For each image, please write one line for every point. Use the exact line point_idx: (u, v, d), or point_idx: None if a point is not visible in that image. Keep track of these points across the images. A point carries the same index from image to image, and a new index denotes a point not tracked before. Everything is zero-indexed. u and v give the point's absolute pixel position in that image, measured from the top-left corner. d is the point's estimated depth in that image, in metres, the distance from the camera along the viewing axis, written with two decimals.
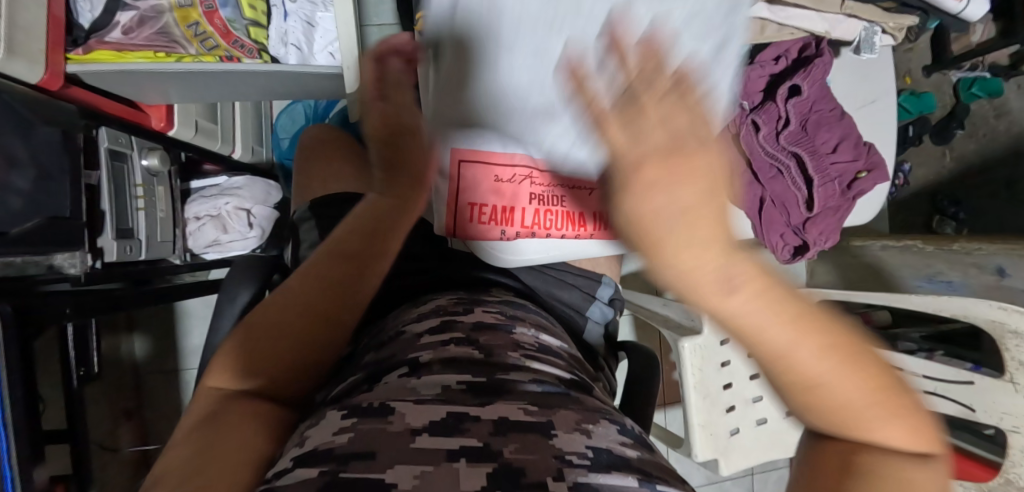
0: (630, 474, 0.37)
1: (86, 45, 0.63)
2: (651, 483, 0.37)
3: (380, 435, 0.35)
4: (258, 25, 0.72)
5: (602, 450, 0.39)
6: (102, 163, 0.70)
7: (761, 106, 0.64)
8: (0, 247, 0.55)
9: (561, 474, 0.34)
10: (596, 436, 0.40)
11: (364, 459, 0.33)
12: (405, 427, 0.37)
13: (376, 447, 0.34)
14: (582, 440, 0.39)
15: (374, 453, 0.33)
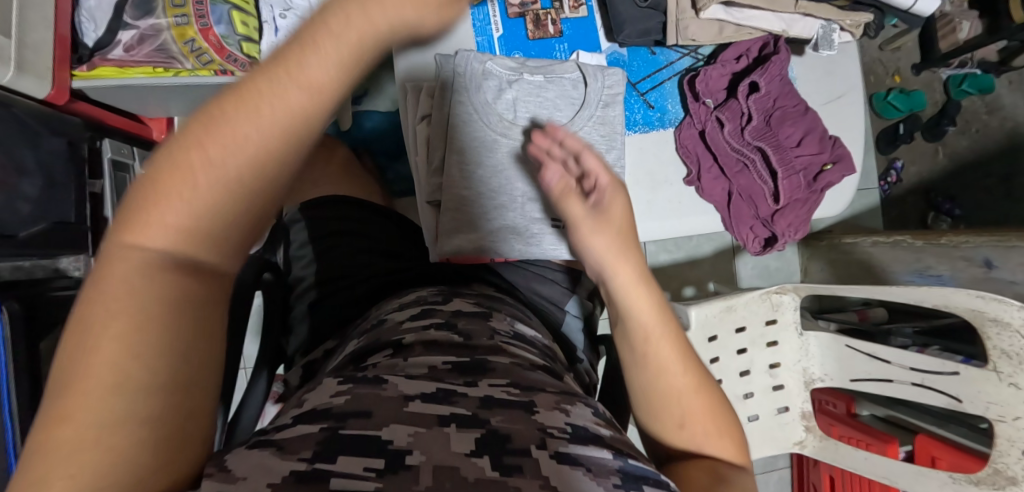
0: (605, 447, 0.39)
1: (90, 62, 0.68)
2: (622, 455, 0.39)
3: (376, 398, 0.39)
4: (249, 40, 0.75)
5: (581, 427, 0.40)
6: (105, 173, 0.73)
7: (725, 103, 0.68)
8: (9, 249, 0.59)
9: (543, 443, 0.36)
10: (574, 415, 0.42)
11: (360, 417, 0.36)
12: (399, 392, 0.40)
13: (372, 407, 0.37)
14: (561, 418, 0.41)
15: (370, 412, 0.36)
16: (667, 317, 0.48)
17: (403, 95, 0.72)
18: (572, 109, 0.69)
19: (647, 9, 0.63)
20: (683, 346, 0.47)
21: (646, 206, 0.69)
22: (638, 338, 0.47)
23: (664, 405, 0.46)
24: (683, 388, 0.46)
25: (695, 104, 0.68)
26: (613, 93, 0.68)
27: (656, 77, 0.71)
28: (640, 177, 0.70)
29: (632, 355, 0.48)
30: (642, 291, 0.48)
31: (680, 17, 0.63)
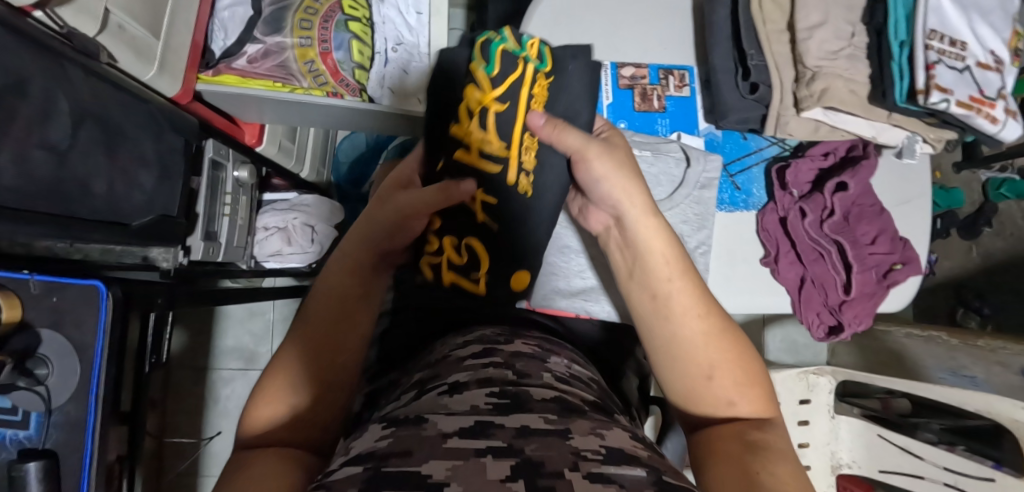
0: (641, 467, 0.32)
1: (215, 68, 0.73)
2: (659, 474, 0.31)
3: (416, 438, 0.32)
4: (362, 68, 0.79)
5: (619, 450, 0.33)
6: (204, 170, 0.77)
7: (808, 196, 0.69)
8: (123, 237, 0.61)
9: (576, 466, 0.29)
10: (610, 438, 0.36)
11: (401, 456, 0.29)
12: (439, 432, 0.33)
13: (412, 447, 0.30)
14: (596, 441, 0.34)
15: (410, 452, 0.30)
16: (705, 291, 0.49)
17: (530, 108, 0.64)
18: (690, 168, 0.64)
19: (751, 102, 0.65)
20: (730, 337, 0.48)
21: (742, 285, 0.69)
22: (664, 350, 0.48)
23: (706, 381, 0.47)
24: (726, 362, 0.47)
25: (781, 192, 0.68)
26: (710, 177, 0.65)
27: (745, 161, 0.71)
28: (733, 252, 0.69)
29: (672, 334, 0.48)
30: (683, 279, 0.49)
31: (782, 112, 0.64)
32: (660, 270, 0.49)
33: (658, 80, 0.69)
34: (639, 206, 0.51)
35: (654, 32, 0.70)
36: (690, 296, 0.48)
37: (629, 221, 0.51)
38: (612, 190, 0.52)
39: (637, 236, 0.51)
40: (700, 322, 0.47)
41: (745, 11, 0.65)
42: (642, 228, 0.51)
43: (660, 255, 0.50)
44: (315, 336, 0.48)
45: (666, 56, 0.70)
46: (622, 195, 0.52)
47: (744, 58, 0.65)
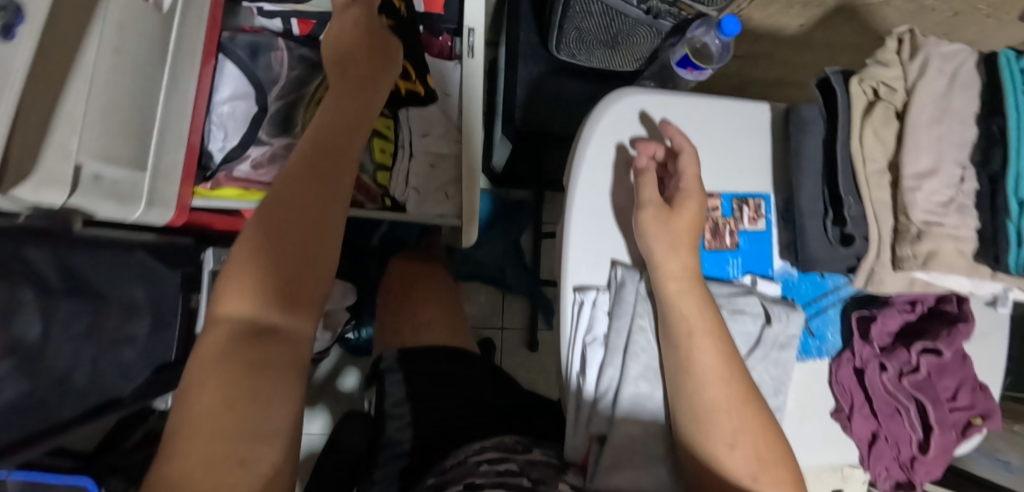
0: None
1: (214, 179, 0.62)
2: None
3: None
4: (384, 168, 0.70)
5: None
6: (205, 285, 0.67)
7: (891, 348, 0.62)
8: (113, 412, 0.52)
9: None
10: None
11: None
12: None
13: None
14: None
15: None
16: (731, 352, 0.51)
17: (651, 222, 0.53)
18: (771, 326, 0.57)
19: (843, 252, 0.57)
20: (753, 409, 0.50)
21: (811, 439, 0.63)
22: (686, 401, 0.50)
23: (729, 448, 0.48)
24: (749, 431, 0.48)
25: (861, 343, 0.61)
26: (789, 334, 0.58)
27: (820, 302, 0.63)
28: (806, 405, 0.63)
29: (701, 389, 0.49)
30: (708, 335, 0.50)
31: (876, 267, 0.56)
32: (688, 314, 0.51)
33: (731, 212, 0.60)
34: (674, 258, 0.52)
35: (728, 154, 0.61)
36: (713, 342, 0.50)
37: (664, 266, 0.52)
38: (650, 245, 0.53)
39: (668, 280, 0.52)
40: (720, 367, 0.50)
41: (844, 147, 0.55)
42: (668, 272, 0.52)
43: (684, 298, 0.52)
44: (287, 268, 0.39)
45: (742, 182, 0.61)
46: (660, 249, 0.52)
47: (840, 205, 0.56)
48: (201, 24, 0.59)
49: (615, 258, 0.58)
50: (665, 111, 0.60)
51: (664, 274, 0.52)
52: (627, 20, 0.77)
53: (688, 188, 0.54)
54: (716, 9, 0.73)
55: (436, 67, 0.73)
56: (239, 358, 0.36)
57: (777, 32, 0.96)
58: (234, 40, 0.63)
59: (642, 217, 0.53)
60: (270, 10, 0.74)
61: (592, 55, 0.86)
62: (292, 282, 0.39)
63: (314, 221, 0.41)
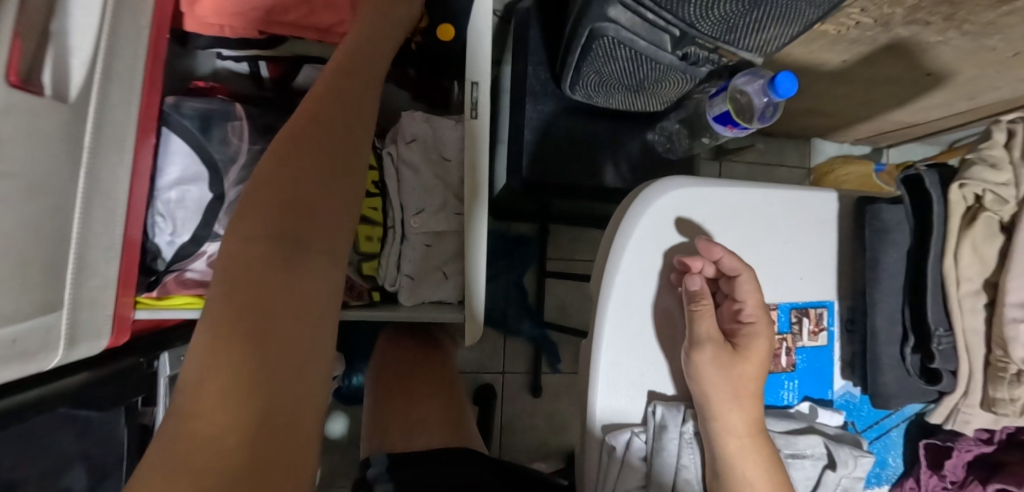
0: None
1: (162, 285, 0.51)
2: None
3: None
4: (371, 257, 0.59)
5: None
6: (161, 397, 0.56)
7: (962, 482, 0.52)
8: None
9: None
10: None
11: None
12: None
13: None
14: None
15: None
16: None
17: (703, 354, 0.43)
18: (835, 471, 0.47)
19: (925, 387, 0.48)
20: None
21: None
22: None
23: None
24: None
25: (927, 473, 0.52)
26: (854, 477, 0.48)
27: (882, 423, 0.54)
28: None
29: None
30: (760, 470, 0.41)
31: (963, 405, 0.47)
32: (743, 455, 0.41)
33: (789, 327, 0.51)
34: (727, 391, 0.42)
35: (787, 254, 0.51)
36: (756, 419, 0.42)
37: (720, 396, 0.42)
38: (705, 380, 0.42)
39: (722, 408, 0.42)
40: (770, 481, 0.41)
41: (936, 265, 0.45)
42: (726, 405, 0.42)
43: (741, 422, 0.41)
44: (292, 235, 0.37)
45: (802, 289, 0.51)
46: (716, 383, 0.42)
47: (927, 333, 0.46)
48: (132, 99, 0.46)
49: (652, 390, 0.49)
50: (710, 206, 0.49)
51: (715, 408, 0.42)
52: (658, 66, 0.65)
53: (754, 318, 0.44)
54: (761, 54, 0.63)
55: (430, 123, 0.62)
56: (237, 329, 0.33)
57: (817, 66, 0.85)
58: (179, 108, 0.51)
59: (699, 341, 0.43)
60: (229, 55, 0.60)
61: (612, 97, 0.75)
62: (290, 249, 0.37)
63: (322, 185, 0.40)
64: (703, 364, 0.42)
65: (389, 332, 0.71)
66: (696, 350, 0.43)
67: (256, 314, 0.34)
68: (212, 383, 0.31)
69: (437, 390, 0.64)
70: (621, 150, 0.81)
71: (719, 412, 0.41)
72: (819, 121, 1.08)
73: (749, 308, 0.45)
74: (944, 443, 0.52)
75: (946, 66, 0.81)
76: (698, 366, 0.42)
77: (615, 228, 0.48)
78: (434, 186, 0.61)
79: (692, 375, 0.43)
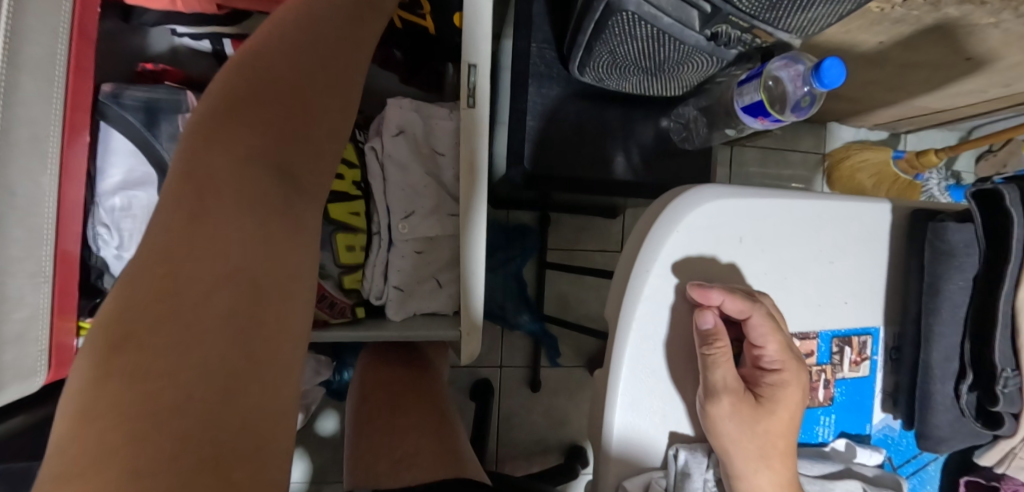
0: None
1: None
2: None
3: None
4: (354, 268, 0.52)
5: None
6: None
7: None
8: None
9: None
10: None
11: None
12: None
13: None
14: None
15: None
16: None
17: (728, 405, 0.34)
18: None
19: (977, 428, 0.43)
20: None
21: None
22: None
23: None
24: None
25: None
26: None
27: (920, 457, 0.49)
28: None
29: None
30: None
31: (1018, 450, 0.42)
32: None
33: (829, 358, 0.45)
34: (751, 449, 0.34)
35: (830, 275, 0.45)
36: (789, 480, 0.34)
37: (746, 454, 0.34)
38: (725, 435, 0.34)
39: (748, 469, 0.34)
40: None
41: (1008, 296, 0.39)
42: (754, 466, 0.34)
43: (771, 485, 0.34)
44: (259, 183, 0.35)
45: (847, 315, 0.45)
46: (739, 439, 0.34)
47: (991, 372, 0.40)
48: (49, 90, 0.38)
49: (674, 430, 0.42)
50: (746, 221, 0.42)
51: (737, 468, 0.34)
52: (682, 47, 0.57)
53: (781, 364, 0.34)
54: (799, 36, 0.54)
55: (420, 112, 0.54)
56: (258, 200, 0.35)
57: (851, 48, 0.76)
58: (119, 98, 0.43)
59: (720, 389, 0.34)
60: (185, 32, 0.52)
61: (626, 79, 0.66)
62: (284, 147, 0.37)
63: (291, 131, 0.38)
64: (721, 416, 0.34)
65: (372, 351, 0.65)
66: (714, 398, 0.34)
67: (212, 269, 0.31)
68: (122, 368, 0.26)
69: (427, 413, 0.59)
70: (634, 138, 0.74)
71: (742, 472, 0.34)
72: (841, 106, 1.00)
73: (776, 357, 0.34)
74: (989, 482, 0.46)
75: (991, 51, 0.73)
76: (716, 417, 0.34)
77: (638, 249, 0.41)
78: (426, 184, 0.54)
79: (709, 428, 0.34)
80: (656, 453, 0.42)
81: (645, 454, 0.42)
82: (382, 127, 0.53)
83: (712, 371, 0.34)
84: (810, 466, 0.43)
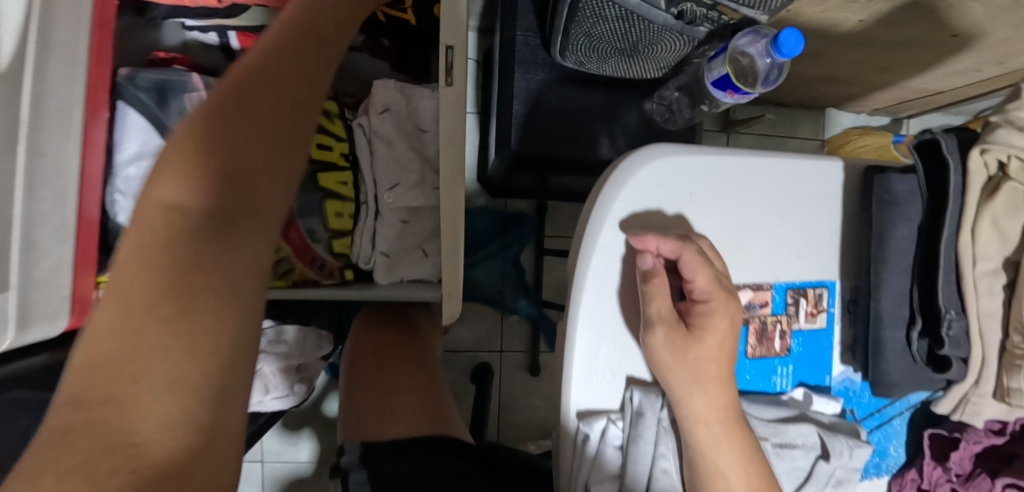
0: None
1: None
2: None
3: None
4: (343, 234, 0.57)
5: None
6: None
7: (969, 474, 0.49)
8: None
9: None
10: None
11: None
12: None
13: None
14: None
15: None
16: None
17: (665, 333, 0.37)
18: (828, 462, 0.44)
19: (930, 374, 0.44)
20: None
21: None
22: None
23: None
24: None
25: (931, 467, 0.48)
26: (848, 467, 0.45)
27: (884, 411, 0.50)
28: None
29: None
30: (732, 451, 0.38)
31: (971, 396, 0.43)
32: (710, 437, 0.38)
33: (784, 308, 0.47)
34: (686, 373, 0.37)
35: (782, 230, 0.47)
36: (725, 402, 0.38)
37: (685, 378, 0.37)
38: (662, 360, 0.38)
39: (685, 391, 0.38)
40: (746, 465, 0.38)
41: (950, 242, 0.41)
42: (692, 388, 0.37)
43: (709, 405, 0.37)
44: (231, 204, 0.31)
45: (800, 269, 0.47)
46: (674, 364, 0.37)
47: (936, 317, 0.42)
48: (76, 71, 0.44)
49: (631, 375, 0.45)
50: (697, 177, 0.45)
51: (676, 391, 0.38)
52: (653, 26, 0.60)
53: (709, 295, 0.38)
54: (766, 10, 0.54)
55: (403, 92, 0.58)
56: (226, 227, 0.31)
57: (831, 28, 0.78)
58: (134, 79, 0.49)
59: (654, 319, 0.38)
60: (194, 25, 0.58)
61: (605, 62, 0.70)
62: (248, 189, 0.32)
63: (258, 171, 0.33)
64: (656, 344, 0.38)
65: (365, 316, 0.71)
66: (651, 328, 0.38)
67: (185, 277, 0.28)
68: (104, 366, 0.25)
69: (414, 367, 0.64)
70: (617, 120, 0.77)
71: (680, 393, 0.38)
72: (834, 90, 1.00)
73: (703, 289, 0.38)
74: (952, 433, 0.48)
75: (976, 26, 0.73)
76: (654, 345, 0.38)
77: (592, 204, 0.44)
78: (410, 157, 0.58)
79: (648, 356, 0.38)
80: (614, 394, 0.45)
81: (604, 396, 0.45)
82: (370, 105, 0.58)
83: (648, 305, 0.38)
84: (766, 411, 0.45)
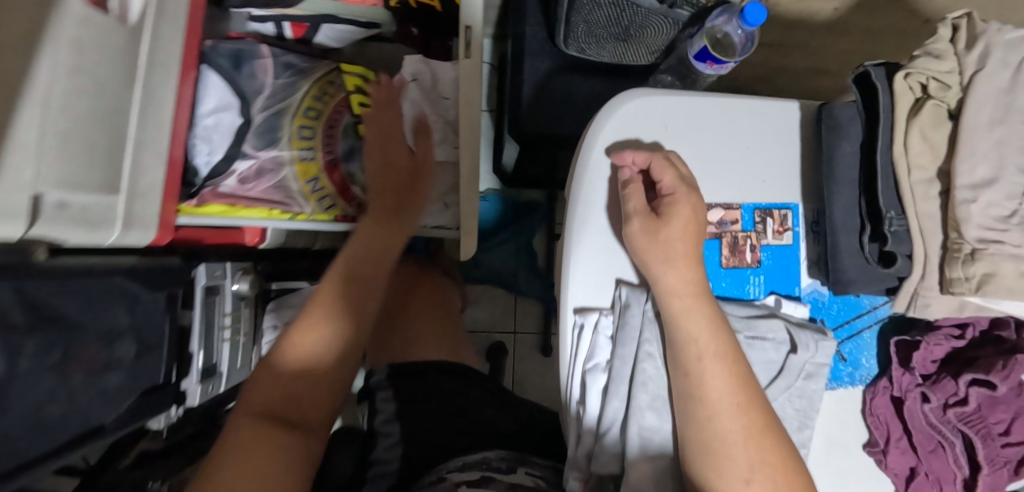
0: None
1: (199, 196, 0.61)
2: None
3: None
4: None
5: None
6: (197, 303, 0.64)
7: (934, 378, 0.55)
8: (101, 442, 0.50)
9: None
10: None
11: None
12: None
13: None
14: None
15: None
16: (740, 357, 0.46)
17: (640, 221, 0.46)
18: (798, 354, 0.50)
19: (881, 272, 0.50)
20: (774, 438, 0.44)
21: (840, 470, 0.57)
22: (700, 418, 0.45)
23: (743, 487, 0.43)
24: (767, 466, 0.43)
25: (899, 370, 0.54)
26: (818, 362, 0.51)
27: (853, 323, 0.56)
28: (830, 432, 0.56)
29: (700, 400, 0.45)
30: (701, 320, 0.45)
31: (921, 290, 0.49)
32: (681, 309, 0.46)
33: (753, 226, 0.54)
34: (658, 254, 0.46)
35: (749, 158, 0.55)
36: (692, 279, 0.46)
37: (658, 258, 0.46)
38: (639, 244, 0.46)
39: (659, 270, 0.46)
40: (714, 332, 0.45)
41: (887, 153, 0.48)
42: (664, 266, 0.46)
43: (678, 281, 0.46)
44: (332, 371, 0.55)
45: (766, 191, 0.55)
46: (649, 247, 0.46)
47: (880, 218, 0.49)
48: (177, 34, 0.56)
49: (620, 278, 0.53)
50: (671, 111, 0.54)
51: (652, 270, 0.46)
52: (640, 10, 0.70)
53: (673, 191, 0.47)
54: None
55: (428, 65, 0.70)
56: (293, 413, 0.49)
57: (809, 18, 0.88)
58: (215, 48, 0.62)
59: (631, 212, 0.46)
60: (257, 16, 0.70)
61: (603, 48, 0.80)
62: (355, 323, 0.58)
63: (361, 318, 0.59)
64: (634, 231, 0.46)
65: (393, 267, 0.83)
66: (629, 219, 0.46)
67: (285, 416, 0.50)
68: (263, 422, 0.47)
69: (431, 312, 0.76)
70: None
71: (655, 272, 0.46)
72: (827, 83, 1.09)
73: (668, 185, 0.47)
74: (915, 337, 0.54)
75: (941, 11, 0.82)
76: (631, 233, 0.46)
77: (583, 133, 0.53)
78: (434, 119, 0.69)
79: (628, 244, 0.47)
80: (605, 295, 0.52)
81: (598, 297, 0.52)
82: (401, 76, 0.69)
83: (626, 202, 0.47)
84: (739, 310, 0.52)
